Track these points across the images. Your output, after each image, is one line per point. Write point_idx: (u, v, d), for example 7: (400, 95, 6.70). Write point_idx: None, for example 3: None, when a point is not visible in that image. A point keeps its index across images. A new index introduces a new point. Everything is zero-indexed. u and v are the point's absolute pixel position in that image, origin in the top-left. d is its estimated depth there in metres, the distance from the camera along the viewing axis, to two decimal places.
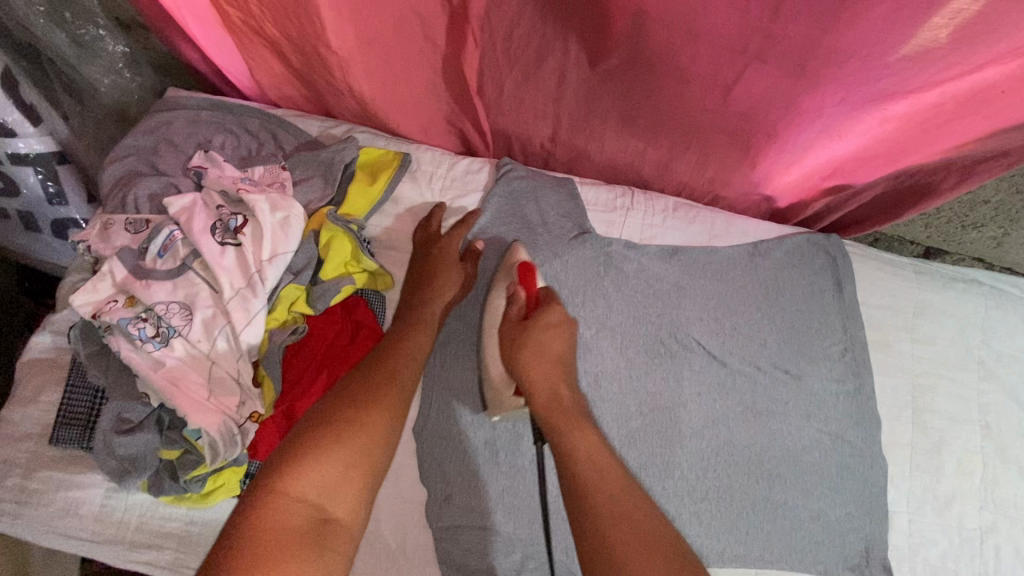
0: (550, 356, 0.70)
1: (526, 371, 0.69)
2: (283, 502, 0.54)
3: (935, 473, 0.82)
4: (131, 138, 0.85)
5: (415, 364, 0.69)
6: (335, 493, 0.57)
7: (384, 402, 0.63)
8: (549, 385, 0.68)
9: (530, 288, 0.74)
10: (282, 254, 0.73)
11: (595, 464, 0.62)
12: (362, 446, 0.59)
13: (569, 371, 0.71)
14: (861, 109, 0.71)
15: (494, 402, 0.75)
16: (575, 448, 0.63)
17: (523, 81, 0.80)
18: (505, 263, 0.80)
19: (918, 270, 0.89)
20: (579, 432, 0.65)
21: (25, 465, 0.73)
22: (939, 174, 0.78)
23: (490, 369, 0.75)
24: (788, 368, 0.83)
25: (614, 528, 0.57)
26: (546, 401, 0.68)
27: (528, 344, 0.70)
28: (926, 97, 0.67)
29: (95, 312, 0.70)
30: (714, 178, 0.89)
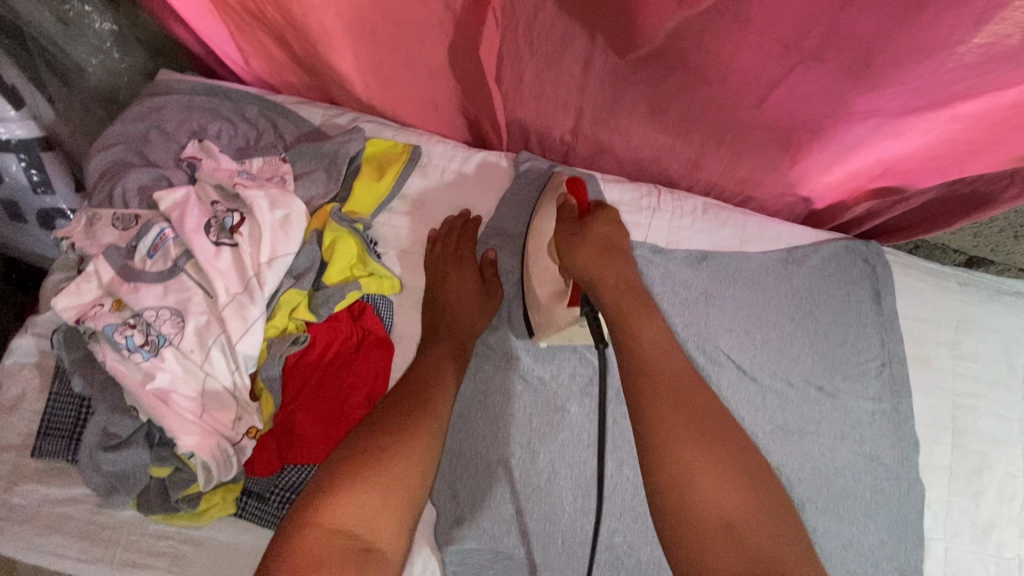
0: (612, 249, 0.63)
1: (586, 264, 0.61)
2: (319, 534, 0.49)
3: (974, 499, 0.77)
4: (120, 124, 0.78)
5: (447, 389, 0.64)
6: (374, 521, 0.51)
7: (421, 427, 0.58)
8: (614, 274, 0.60)
9: (581, 195, 0.68)
10: (282, 257, 0.67)
11: (664, 356, 0.55)
12: (402, 474, 0.54)
13: (630, 262, 0.63)
14: (926, 108, 0.65)
15: (542, 324, 0.68)
16: (643, 335, 0.56)
17: (546, 69, 0.74)
18: (549, 187, 0.74)
19: (961, 282, 0.84)
20: (648, 320, 0.57)
21: (6, 478, 0.68)
22: (999, 184, 0.72)
23: (537, 291, 0.68)
24: (821, 385, 0.78)
25: (669, 410, 0.52)
26: (614, 289, 0.59)
27: (589, 235, 0.63)
28: (1005, 96, 0.61)
29: (79, 317, 0.65)
30: (746, 179, 0.83)
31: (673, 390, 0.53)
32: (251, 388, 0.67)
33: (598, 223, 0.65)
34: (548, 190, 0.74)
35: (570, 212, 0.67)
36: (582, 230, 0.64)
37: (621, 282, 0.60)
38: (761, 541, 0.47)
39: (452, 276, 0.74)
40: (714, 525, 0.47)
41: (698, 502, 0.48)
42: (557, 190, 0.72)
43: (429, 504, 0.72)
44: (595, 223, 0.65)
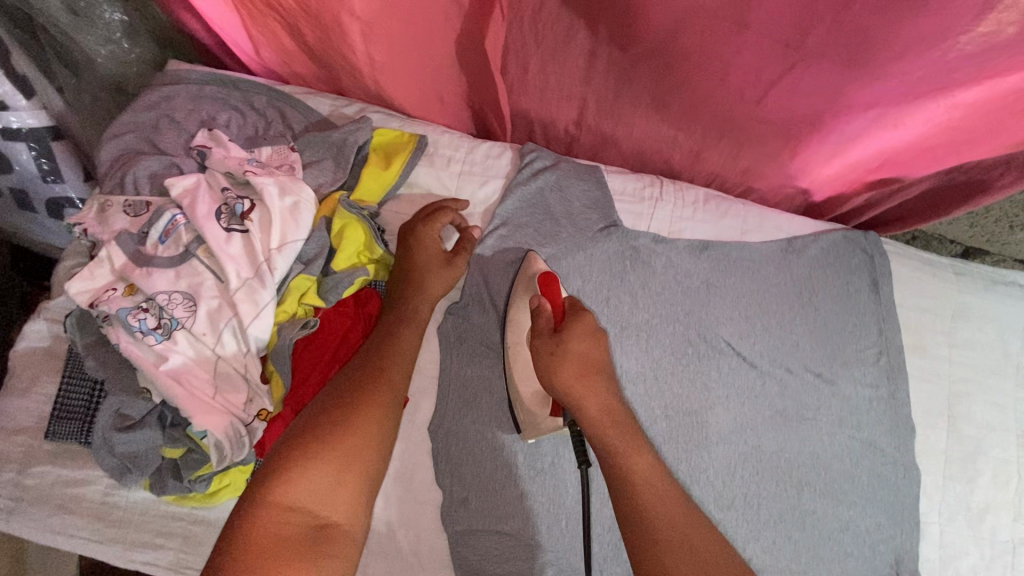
0: (593, 367, 0.60)
1: (570, 393, 0.59)
2: (274, 512, 0.52)
3: (969, 484, 0.78)
4: (129, 113, 0.79)
5: (402, 364, 0.66)
6: (329, 497, 0.55)
7: (373, 402, 0.61)
8: (599, 405, 0.58)
9: (553, 299, 0.64)
10: (292, 243, 0.68)
11: (666, 503, 0.55)
12: (355, 449, 0.58)
13: (612, 380, 0.61)
14: (925, 98, 0.66)
15: (527, 425, 0.68)
16: (632, 472, 0.56)
17: (551, 61, 0.75)
18: (523, 275, 0.73)
19: (957, 271, 0.85)
20: (637, 456, 0.57)
21: (20, 460, 0.69)
22: (994, 171, 0.73)
23: (522, 391, 0.68)
24: (820, 371, 0.79)
25: (669, 555, 0.52)
26: (600, 425, 0.58)
27: (568, 357, 0.60)
28: (1002, 85, 0.63)
29: (92, 301, 0.66)
30: (747, 170, 0.84)
31: (675, 542, 0.53)
32: (262, 370, 0.67)
33: (576, 338, 0.61)
34: (521, 280, 0.73)
35: (545, 323, 0.63)
36: (559, 349, 0.60)
37: (605, 410, 0.59)
38: None
39: (426, 267, 0.73)
40: None
41: None
42: (530, 283, 0.72)
43: (435, 487, 0.73)
44: (574, 338, 0.61)
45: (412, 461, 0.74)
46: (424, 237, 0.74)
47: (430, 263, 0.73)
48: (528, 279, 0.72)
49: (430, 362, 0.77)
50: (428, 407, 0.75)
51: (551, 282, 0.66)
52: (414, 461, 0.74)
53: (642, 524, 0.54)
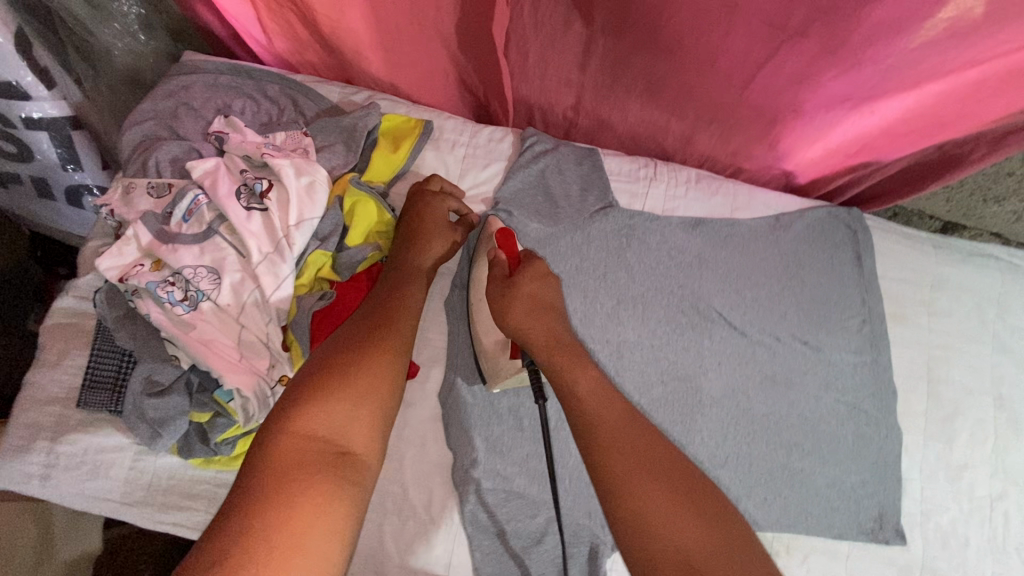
0: (545, 307, 0.67)
1: (518, 324, 0.65)
2: (294, 440, 0.54)
3: (948, 442, 0.83)
4: (149, 101, 0.83)
5: (410, 309, 0.68)
6: (347, 429, 0.56)
7: (386, 344, 0.63)
8: (543, 327, 0.65)
9: (509, 250, 0.71)
10: (309, 219, 0.72)
11: (630, 433, 0.56)
12: (369, 386, 0.59)
13: (562, 316, 0.68)
14: (898, 86, 0.72)
15: (492, 374, 0.73)
16: (575, 389, 0.59)
17: (549, 46, 0.79)
18: (484, 235, 0.78)
19: (935, 245, 0.90)
20: (581, 370, 0.60)
21: (52, 428, 0.73)
22: (967, 147, 0.77)
23: (485, 341, 0.73)
24: (806, 340, 0.84)
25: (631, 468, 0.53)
26: (545, 346, 0.63)
27: (517, 295, 0.66)
28: (966, 74, 0.68)
29: (121, 276, 0.70)
30: (736, 152, 0.89)
31: (640, 459, 0.54)
32: (282, 338, 0.71)
33: (527, 279, 0.68)
34: (483, 237, 0.78)
35: (500, 268, 0.70)
36: (511, 288, 0.67)
37: (550, 338, 0.64)
38: None
39: (437, 228, 0.76)
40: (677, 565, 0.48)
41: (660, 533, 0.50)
42: (491, 240, 0.76)
43: (446, 450, 0.78)
44: (525, 279, 0.68)
45: (423, 427, 0.78)
46: (430, 204, 0.78)
47: (435, 225, 0.76)
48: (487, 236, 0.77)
49: (438, 335, 0.81)
50: (437, 376, 0.80)
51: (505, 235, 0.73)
52: (426, 427, 0.78)
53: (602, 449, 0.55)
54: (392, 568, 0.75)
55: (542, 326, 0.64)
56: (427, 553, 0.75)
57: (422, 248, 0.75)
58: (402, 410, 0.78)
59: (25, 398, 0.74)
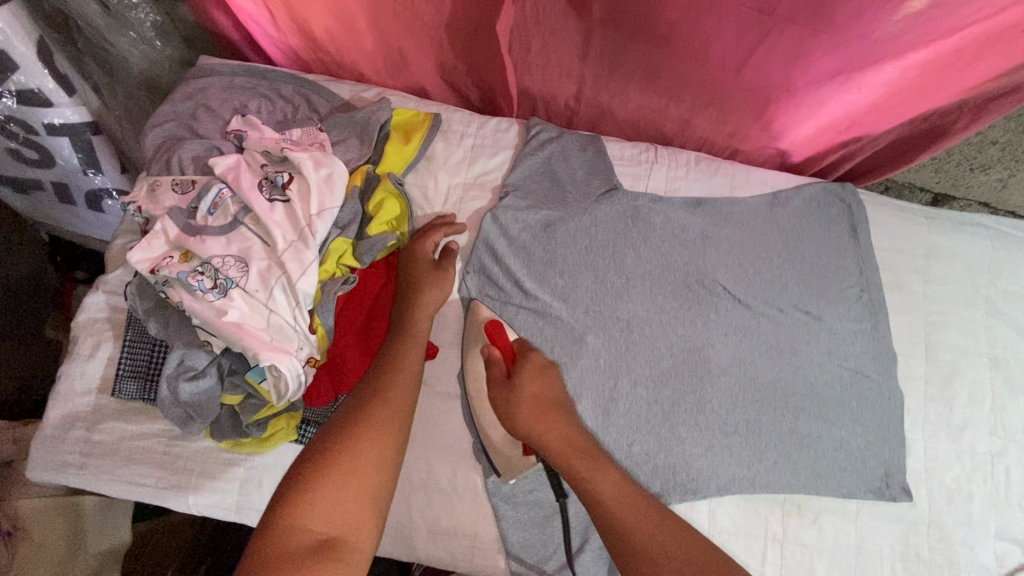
0: (549, 403, 0.69)
1: (527, 430, 0.67)
2: (284, 532, 0.51)
3: (948, 403, 0.87)
4: (169, 103, 0.86)
5: (408, 378, 0.67)
6: (339, 513, 0.53)
7: (381, 419, 0.61)
8: (551, 428, 0.66)
9: (503, 344, 0.76)
10: (330, 208, 0.76)
11: (658, 536, 0.57)
12: (363, 464, 0.57)
13: (567, 411, 0.69)
14: (883, 61, 0.75)
15: (505, 466, 0.75)
16: (596, 491, 0.61)
17: (550, 38, 0.83)
18: (473, 326, 0.82)
19: (927, 215, 0.94)
20: (599, 473, 0.62)
21: (88, 418, 0.76)
22: (952, 116, 0.81)
23: (494, 437, 0.75)
24: (808, 309, 0.88)
25: None
26: (558, 452, 0.65)
27: (520, 398, 0.68)
28: (947, 44, 0.72)
29: (152, 267, 0.73)
30: (732, 133, 0.92)
31: (676, 566, 0.55)
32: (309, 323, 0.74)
33: (527, 379, 0.70)
34: (472, 326, 0.82)
35: (499, 368, 0.73)
36: (514, 392, 0.69)
37: (564, 445, 0.65)
38: None
39: (426, 277, 0.79)
40: None
41: None
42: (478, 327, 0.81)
43: (467, 426, 0.81)
44: (525, 380, 0.70)
45: (444, 405, 0.81)
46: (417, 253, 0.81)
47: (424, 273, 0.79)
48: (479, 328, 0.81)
49: (455, 317, 0.85)
50: (456, 356, 0.83)
51: (495, 330, 0.78)
52: (447, 405, 0.81)
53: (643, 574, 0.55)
54: (419, 541, 0.78)
55: (553, 429, 0.66)
56: (452, 525, 0.78)
57: (414, 304, 0.76)
58: (424, 389, 0.82)
59: (60, 389, 0.77)
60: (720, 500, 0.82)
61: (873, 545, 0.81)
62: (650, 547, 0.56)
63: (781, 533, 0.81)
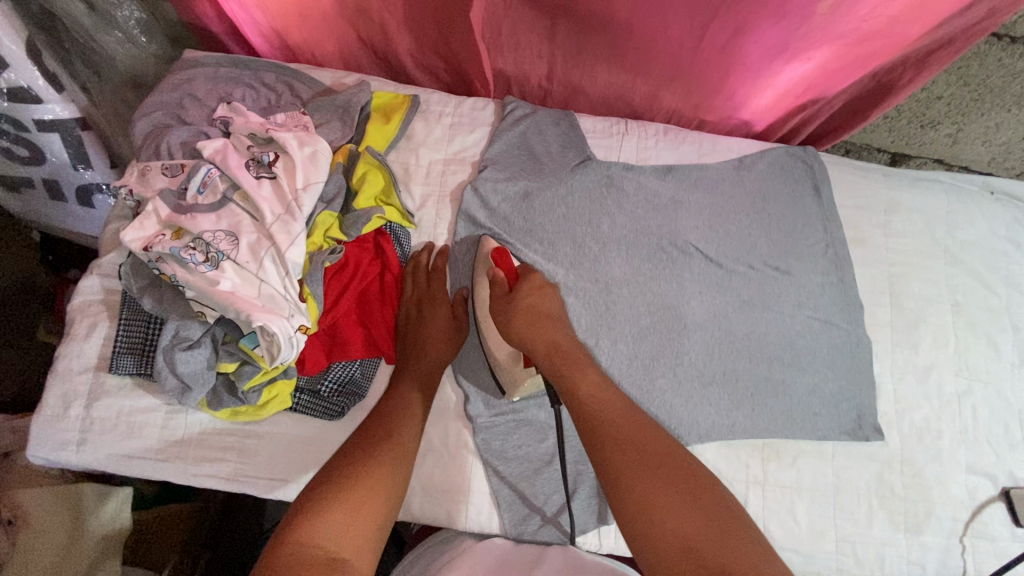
0: (543, 315, 0.74)
1: (522, 333, 0.73)
2: (290, 548, 0.53)
3: (914, 346, 0.91)
4: (157, 94, 0.89)
5: (411, 425, 0.73)
6: (342, 534, 0.56)
7: (385, 458, 0.66)
8: (544, 334, 0.72)
9: (507, 266, 0.79)
10: (315, 183, 0.79)
11: (630, 428, 0.62)
12: (367, 495, 0.61)
13: (562, 323, 0.74)
14: (824, 34, 0.81)
15: (509, 383, 0.78)
16: (581, 391, 0.66)
17: (519, 21, 0.88)
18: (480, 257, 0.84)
19: (885, 173, 0.99)
20: (580, 371, 0.68)
21: (86, 396, 0.78)
22: (896, 72, 0.86)
23: (498, 355, 0.78)
24: (777, 265, 0.92)
25: (641, 471, 0.57)
26: (547, 352, 0.71)
27: (519, 307, 0.74)
28: (878, 14, 0.77)
29: (145, 245, 0.75)
30: (698, 105, 0.97)
31: (642, 452, 0.59)
32: (298, 291, 0.76)
33: (526, 293, 0.76)
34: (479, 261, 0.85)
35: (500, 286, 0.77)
36: (512, 301, 0.75)
37: (553, 346, 0.71)
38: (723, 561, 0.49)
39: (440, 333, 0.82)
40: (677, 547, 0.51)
41: (660, 514, 0.53)
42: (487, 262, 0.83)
43: (456, 389, 0.84)
44: (524, 293, 0.75)
45: None
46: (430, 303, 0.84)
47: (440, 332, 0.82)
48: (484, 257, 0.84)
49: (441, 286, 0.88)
50: None
51: (500, 256, 0.80)
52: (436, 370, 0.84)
53: (607, 440, 0.61)
54: (415, 500, 0.80)
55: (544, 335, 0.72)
56: (446, 483, 0.80)
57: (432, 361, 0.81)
58: None
59: (58, 370, 0.79)
60: (702, 447, 0.85)
61: (849, 483, 0.85)
62: (618, 433, 0.61)
63: (762, 476, 0.85)
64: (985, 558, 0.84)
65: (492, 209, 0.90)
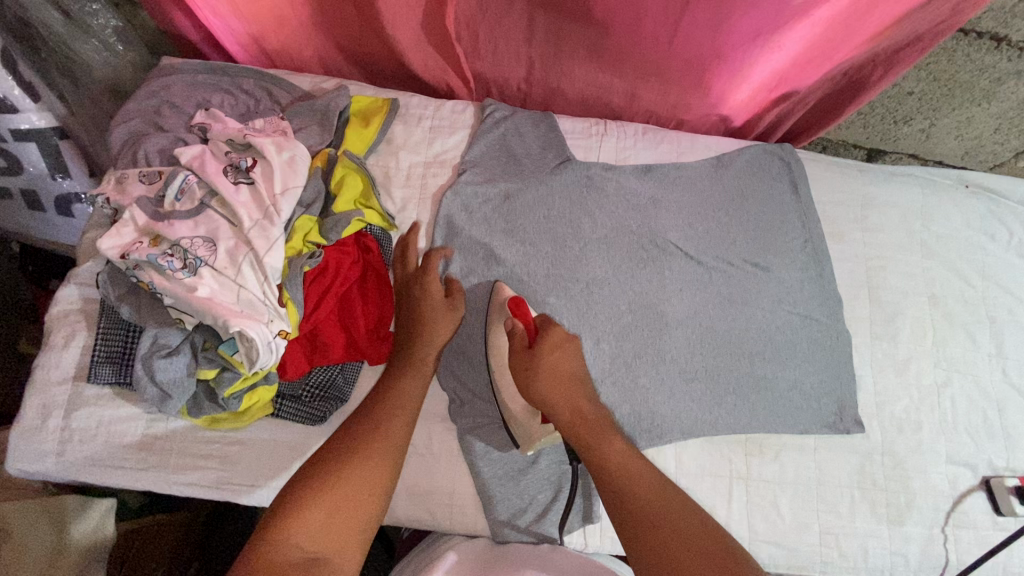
0: (566, 376, 0.74)
1: (544, 397, 0.72)
2: (274, 547, 0.55)
3: (893, 339, 0.92)
4: (133, 102, 0.89)
5: (407, 410, 0.73)
6: (324, 534, 0.58)
7: (377, 448, 0.67)
8: (567, 400, 0.72)
9: (526, 317, 0.78)
10: (293, 188, 0.79)
11: (657, 498, 0.63)
12: (353, 491, 0.62)
13: (583, 384, 0.75)
14: (793, 25, 0.80)
15: (524, 437, 0.77)
16: (607, 457, 0.67)
17: (495, 25, 0.88)
18: (495, 303, 0.82)
19: (861, 168, 1.01)
20: (607, 443, 0.69)
21: (65, 406, 0.78)
22: (867, 70, 0.87)
23: (512, 408, 0.77)
24: (756, 261, 0.93)
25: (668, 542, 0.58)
26: (570, 419, 0.71)
27: (541, 366, 0.73)
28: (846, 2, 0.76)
29: (122, 253, 0.75)
30: (676, 104, 0.98)
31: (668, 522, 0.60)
32: (278, 296, 0.76)
33: (547, 351, 0.75)
34: (495, 304, 0.82)
35: (519, 340, 0.76)
36: (534, 360, 0.74)
37: (573, 410, 0.72)
38: None
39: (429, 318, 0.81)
40: None
41: None
42: (503, 309, 0.81)
43: (440, 392, 0.84)
44: (545, 352, 0.74)
45: None
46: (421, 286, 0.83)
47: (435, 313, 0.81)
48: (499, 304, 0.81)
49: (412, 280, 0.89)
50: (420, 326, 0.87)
51: (519, 304, 0.78)
52: None
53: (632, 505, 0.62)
54: (400, 504, 0.80)
55: (565, 399, 0.72)
56: (430, 485, 0.80)
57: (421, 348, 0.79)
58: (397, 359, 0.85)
59: (36, 381, 0.78)
60: (685, 444, 0.86)
61: (832, 476, 0.86)
62: (645, 500, 0.62)
63: (746, 471, 0.85)
64: (967, 547, 0.85)
65: (473, 212, 0.90)
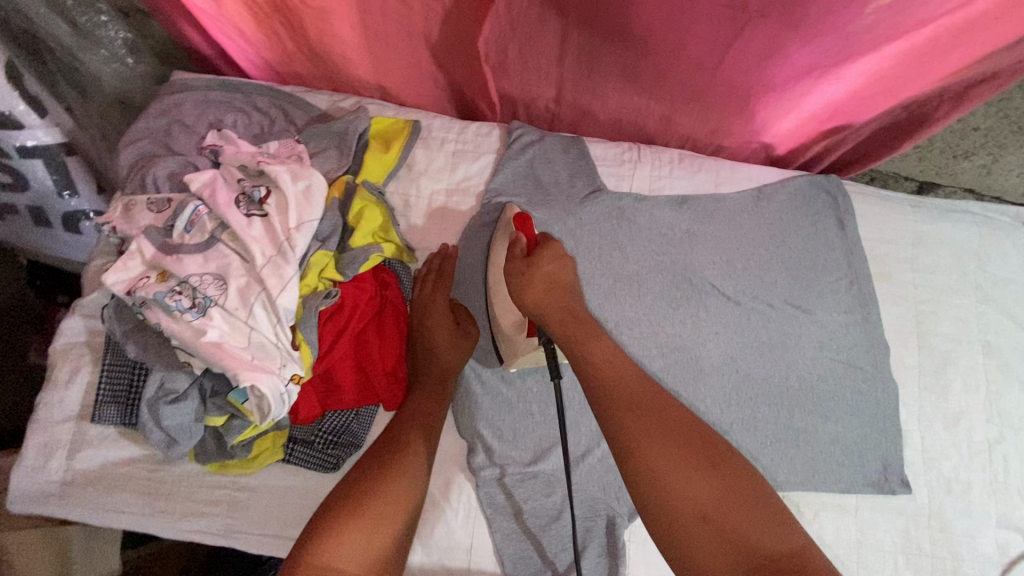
0: (562, 286, 0.67)
1: (535, 304, 0.66)
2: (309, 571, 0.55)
3: (943, 391, 0.86)
4: (143, 120, 0.84)
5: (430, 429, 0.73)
6: (359, 557, 0.57)
7: (403, 465, 0.67)
8: (559, 304, 0.66)
9: (528, 233, 0.71)
10: (308, 221, 0.74)
11: (639, 389, 0.61)
12: (382, 513, 0.61)
13: (576, 293, 0.68)
14: (857, 58, 0.74)
15: (509, 352, 0.74)
16: (592, 358, 0.63)
17: (527, 45, 0.82)
18: (501, 221, 0.77)
19: (913, 204, 0.94)
20: (595, 341, 0.64)
21: (67, 447, 0.74)
22: (932, 105, 0.80)
23: (501, 322, 0.73)
24: (798, 304, 0.87)
25: (653, 444, 0.57)
26: (562, 323, 0.65)
27: (537, 275, 0.66)
28: (918, 35, 0.71)
29: (129, 289, 0.71)
30: (715, 129, 0.91)
31: (651, 421, 0.59)
32: (291, 339, 0.72)
33: (544, 261, 0.67)
34: (500, 224, 0.77)
35: (518, 251, 0.69)
36: (530, 269, 0.67)
37: (565, 315, 0.66)
38: (741, 529, 0.53)
39: (443, 343, 0.79)
40: (694, 519, 0.54)
41: (677, 496, 0.55)
42: (508, 225, 0.75)
43: (459, 439, 0.80)
44: (542, 261, 0.67)
45: None
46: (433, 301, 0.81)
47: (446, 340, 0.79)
48: (505, 221, 0.76)
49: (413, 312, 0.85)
50: None
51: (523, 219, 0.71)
52: None
53: (614, 402, 0.60)
54: (414, 557, 0.76)
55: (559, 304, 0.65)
56: (447, 539, 0.76)
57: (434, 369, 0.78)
58: None
59: (38, 418, 0.75)
60: None
61: (874, 539, 0.81)
62: (633, 404, 0.60)
63: None
64: None
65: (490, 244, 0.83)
